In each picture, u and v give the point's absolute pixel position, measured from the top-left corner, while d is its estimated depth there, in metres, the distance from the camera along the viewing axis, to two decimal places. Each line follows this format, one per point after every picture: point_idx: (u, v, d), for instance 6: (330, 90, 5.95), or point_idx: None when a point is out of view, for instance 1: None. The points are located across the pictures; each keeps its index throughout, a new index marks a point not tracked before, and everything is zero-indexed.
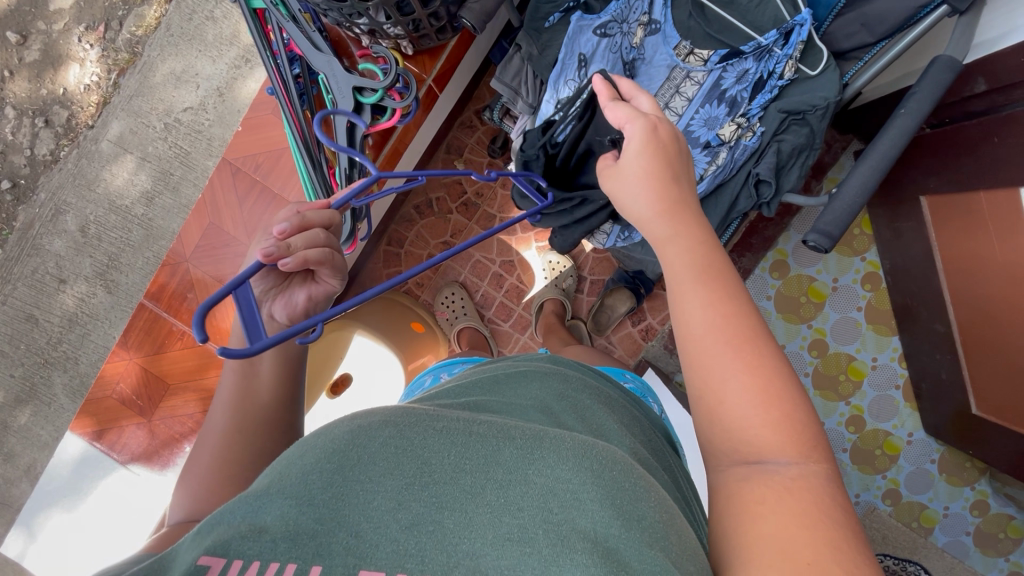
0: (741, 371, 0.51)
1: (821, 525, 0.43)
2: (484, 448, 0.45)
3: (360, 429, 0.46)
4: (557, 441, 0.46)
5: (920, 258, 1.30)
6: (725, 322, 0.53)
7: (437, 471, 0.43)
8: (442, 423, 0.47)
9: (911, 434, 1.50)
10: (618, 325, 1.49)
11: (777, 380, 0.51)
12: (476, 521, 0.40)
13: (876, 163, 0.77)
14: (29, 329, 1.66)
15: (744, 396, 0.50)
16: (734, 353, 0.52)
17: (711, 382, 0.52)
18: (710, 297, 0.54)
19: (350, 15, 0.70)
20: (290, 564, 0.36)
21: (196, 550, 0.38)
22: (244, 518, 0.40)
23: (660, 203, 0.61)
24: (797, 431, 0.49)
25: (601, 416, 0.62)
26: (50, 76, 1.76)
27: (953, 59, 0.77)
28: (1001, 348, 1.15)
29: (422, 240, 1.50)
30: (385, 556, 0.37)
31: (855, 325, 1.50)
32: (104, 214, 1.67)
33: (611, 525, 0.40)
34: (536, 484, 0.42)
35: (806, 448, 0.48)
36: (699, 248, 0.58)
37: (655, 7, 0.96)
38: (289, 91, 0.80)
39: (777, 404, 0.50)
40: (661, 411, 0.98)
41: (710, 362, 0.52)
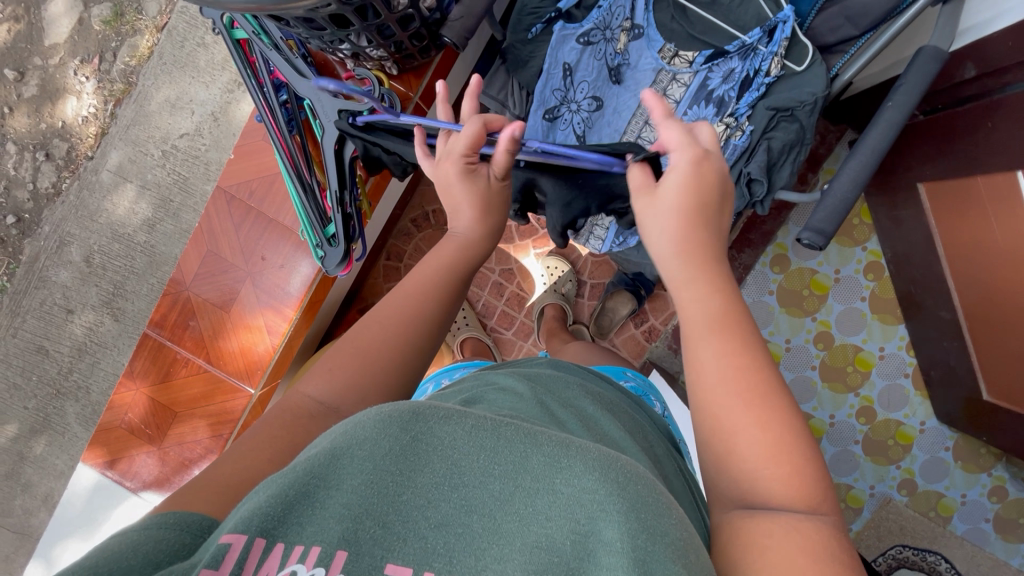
0: (751, 423, 0.53)
1: (828, 562, 0.44)
2: (512, 453, 0.43)
3: (390, 419, 0.45)
4: (587, 450, 0.43)
5: (921, 246, 1.29)
6: (738, 373, 0.55)
7: (468, 474, 0.42)
8: (470, 421, 0.45)
9: (923, 422, 1.48)
10: (621, 328, 1.49)
11: (784, 431, 0.52)
12: (504, 528, 0.40)
13: (868, 157, 0.76)
14: (40, 360, 1.69)
15: (755, 447, 0.52)
16: (745, 406, 0.53)
17: (718, 425, 0.54)
18: (723, 347, 0.56)
19: (332, 42, 0.71)
20: (314, 548, 0.39)
21: (224, 528, 0.40)
22: (274, 490, 0.41)
23: (690, 245, 0.62)
24: (805, 481, 0.50)
25: (606, 423, 0.63)
26: (49, 110, 1.79)
27: (938, 50, 0.76)
28: (1008, 330, 1.14)
29: (421, 252, 1.50)
30: (413, 551, 0.39)
31: (859, 315, 1.48)
32: (107, 243, 1.69)
33: (638, 536, 0.38)
34: (563, 495, 0.41)
35: (814, 501, 0.50)
36: (714, 296, 0.60)
37: (637, 11, 0.96)
38: (276, 117, 0.82)
39: (786, 456, 0.51)
40: (663, 410, 0.98)
41: (719, 411, 0.54)
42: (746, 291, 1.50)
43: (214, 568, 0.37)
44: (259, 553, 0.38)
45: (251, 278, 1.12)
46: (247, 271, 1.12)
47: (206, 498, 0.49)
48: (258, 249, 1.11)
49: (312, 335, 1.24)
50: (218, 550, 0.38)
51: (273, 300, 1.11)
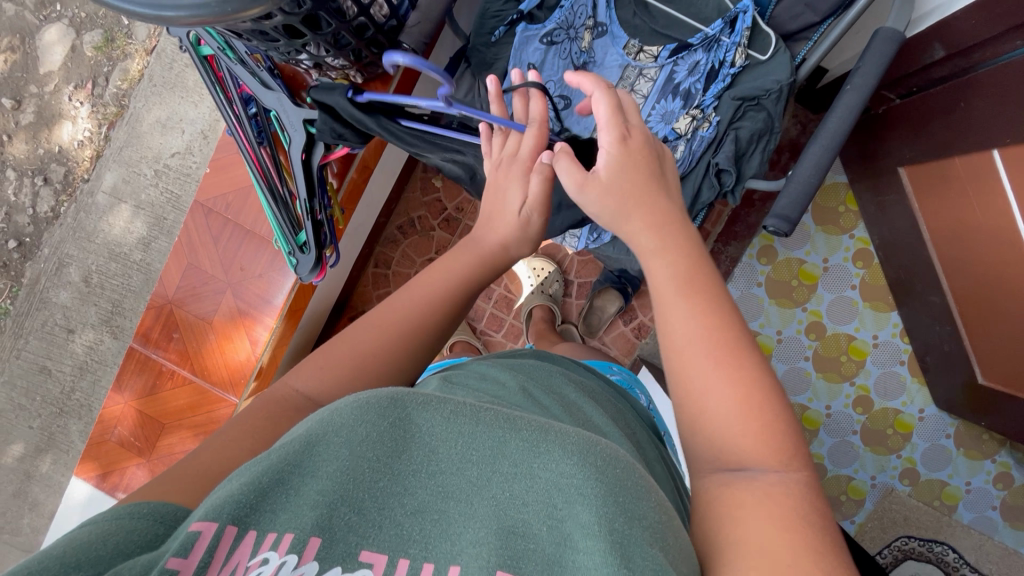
0: (722, 382, 0.52)
1: (799, 523, 0.44)
2: (490, 439, 0.43)
3: (367, 407, 0.44)
4: (563, 435, 0.44)
5: (907, 230, 1.27)
6: (707, 334, 0.55)
7: (446, 461, 0.42)
8: (449, 408, 0.45)
9: (923, 410, 1.46)
10: (610, 326, 1.49)
11: (754, 390, 0.52)
12: (480, 513, 0.40)
13: (829, 141, 0.76)
14: (43, 380, 1.72)
15: (728, 406, 0.51)
16: (715, 364, 0.53)
17: (689, 386, 0.54)
18: (693, 309, 0.56)
19: (291, 52, 0.72)
20: (286, 535, 0.38)
21: (194, 515, 0.39)
22: (246, 479, 0.40)
23: (651, 218, 0.63)
24: (776, 440, 0.50)
25: (589, 411, 0.62)
26: (46, 135, 1.84)
27: (894, 31, 0.75)
28: (999, 310, 1.12)
29: (408, 259, 1.52)
30: (388, 538, 0.39)
31: (850, 304, 1.47)
32: (104, 263, 1.72)
33: (615, 520, 0.38)
34: (540, 479, 0.41)
35: (786, 457, 0.49)
36: (682, 262, 0.60)
37: (599, 10, 0.97)
38: (245, 130, 0.84)
39: (756, 414, 0.51)
40: (649, 403, 0.98)
41: (690, 372, 0.54)
42: (734, 284, 1.50)
43: (182, 558, 0.36)
44: (230, 542, 0.37)
45: (231, 289, 1.14)
46: (227, 283, 1.14)
47: (182, 489, 0.47)
48: (237, 261, 1.14)
49: (297, 343, 1.26)
50: (187, 538, 0.37)
51: (254, 309, 1.13)
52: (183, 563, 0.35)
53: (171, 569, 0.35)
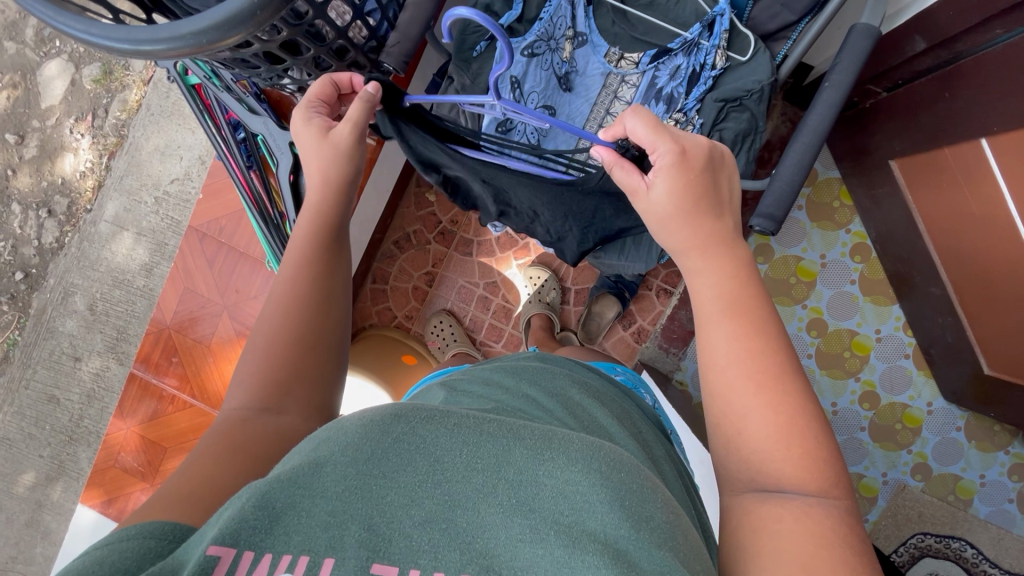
0: (762, 406, 0.52)
1: (837, 546, 0.45)
2: (495, 447, 0.43)
3: (372, 424, 0.45)
4: (567, 442, 0.44)
5: (902, 223, 1.27)
6: (749, 356, 0.53)
7: (452, 469, 0.42)
8: (452, 420, 0.45)
9: (931, 403, 1.44)
10: (609, 331, 1.48)
11: (798, 416, 0.51)
12: (488, 521, 0.40)
13: (809, 138, 0.76)
14: (52, 410, 1.75)
15: (766, 429, 0.51)
16: (755, 388, 0.52)
17: (726, 405, 0.53)
18: (736, 330, 0.55)
19: (274, 77, 0.73)
20: (302, 557, 0.36)
21: (207, 538, 0.38)
22: (255, 503, 0.39)
23: (693, 238, 0.60)
24: (818, 466, 0.50)
25: (594, 410, 0.61)
26: (49, 168, 1.87)
27: (870, 27, 0.75)
28: (1000, 300, 1.11)
29: (406, 273, 1.53)
30: (399, 550, 0.37)
31: (851, 299, 1.45)
32: (109, 290, 1.75)
33: (621, 526, 0.39)
34: (547, 485, 0.41)
35: (826, 483, 0.49)
36: (729, 280, 0.57)
37: (579, 19, 0.98)
38: (234, 153, 0.88)
39: (797, 438, 0.50)
40: (655, 403, 0.97)
41: (730, 392, 0.53)
42: None
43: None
44: (248, 565, 0.36)
45: (227, 311, 1.16)
46: (223, 305, 1.16)
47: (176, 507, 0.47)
48: (232, 283, 1.16)
49: None
50: (204, 565, 0.35)
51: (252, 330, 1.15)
52: None
53: None
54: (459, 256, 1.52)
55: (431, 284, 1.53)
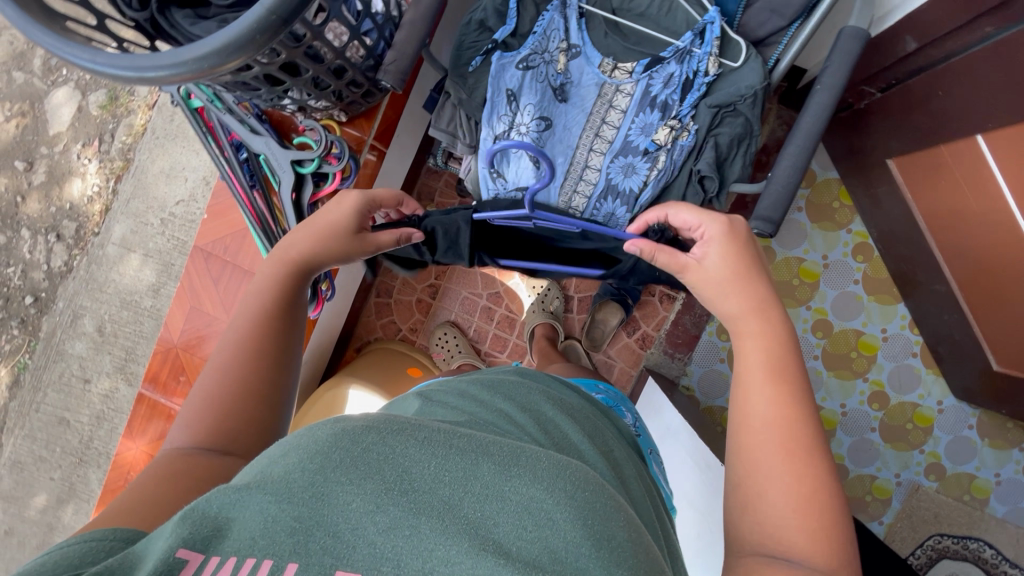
0: (785, 473, 0.52)
1: None
2: (463, 461, 0.44)
3: (343, 434, 0.45)
4: (534, 460, 0.45)
5: (902, 221, 1.27)
6: (784, 423, 0.54)
7: (419, 481, 0.42)
8: (423, 433, 0.46)
9: (941, 402, 1.42)
10: (613, 338, 1.48)
11: (822, 493, 0.51)
12: (452, 531, 0.39)
13: (803, 140, 0.77)
14: (62, 432, 1.76)
15: (786, 497, 0.51)
16: (785, 457, 0.53)
17: (753, 467, 0.53)
18: (776, 396, 0.56)
19: (275, 99, 0.75)
20: (266, 560, 0.36)
21: (170, 540, 0.38)
22: (222, 510, 0.40)
23: (750, 303, 0.63)
24: (832, 546, 0.49)
25: (566, 429, 0.61)
26: (57, 193, 1.90)
27: (858, 29, 0.76)
28: (1005, 295, 1.10)
29: (409, 286, 1.54)
30: (362, 557, 0.37)
31: (855, 299, 1.45)
32: (117, 311, 1.77)
33: (580, 544, 0.40)
34: (512, 501, 0.42)
35: (834, 561, 0.49)
36: (775, 347, 0.59)
37: (572, 32, 0.97)
38: (235, 174, 0.89)
39: (816, 515, 0.50)
40: (636, 421, 0.96)
41: (758, 457, 0.54)
42: None
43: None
44: (213, 569, 0.36)
45: None
46: None
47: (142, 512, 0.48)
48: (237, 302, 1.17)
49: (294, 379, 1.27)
50: (170, 566, 0.36)
51: None
52: None
53: None
54: (461, 268, 1.53)
55: (434, 296, 1.53)
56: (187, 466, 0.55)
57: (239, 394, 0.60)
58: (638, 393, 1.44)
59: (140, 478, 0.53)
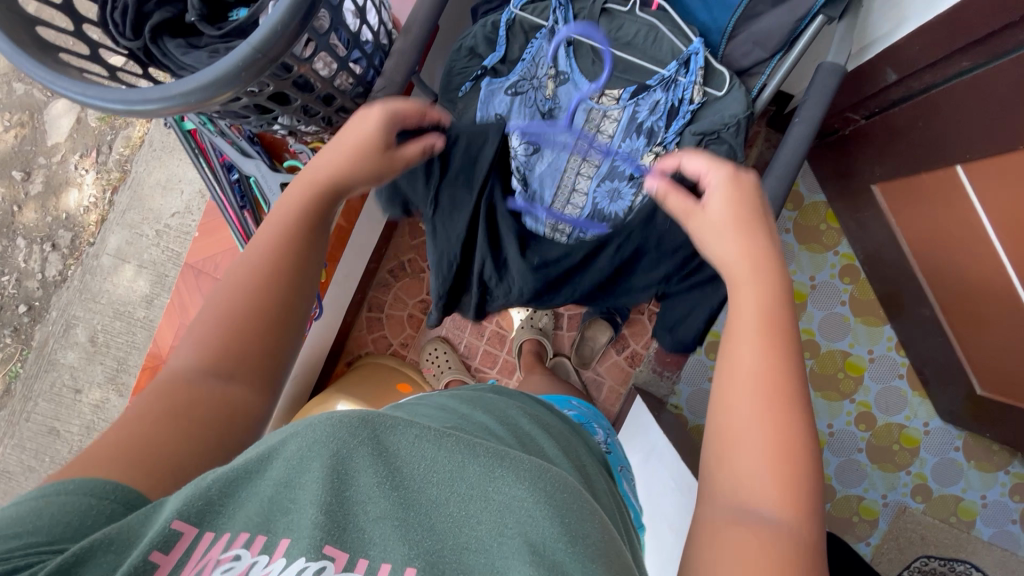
0: (762, 417, 0.52)
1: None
2: (450, 459, 0.45)
3: (339, 423, 0.47)
4: (517, 460, 0.46)
5: (887, 245, 1.29)
6: (770, 371, 0.54)
7: (409, 478, 0.44)
8: (416, 431, 0.47)
9: (927, 423, 1.43)
10: (602, 356, 1.49)
11: (796, 448, 0.50)
12: (436, 526, 0.42)
13: (782, 172, 0.78)
14: (52, 442, 1.76)
15: (760, 448, 0.50)
16: (766, 401, 0.52)
17: (732, 431, 0.52)
18: (764, 349, 0.55)
19: (266, 124, 0.76)
20: (259, 537, 0.40)
21: (171, 507, 0.42)
22: (219, 483, 0.43)
23: (748, 251, 0.62)
24: (797, 493, 0.48)
25: (542, 442, 0.62)
26: (53, 203, 1.91)
27: (835, 65, 0.78)
28: (986, 321, 1.12)
29: (401, 301, 1.55)
30: (350, 540, 0.40)
31: (842, 320, 1.46)
32: (110, 322, 1.78)
33: (557, 538, 0.40)
34: (495, 500, 0.43)
35: (799, 510, 0.48)
36: (768, 295, 0.59)
37: (561, 59, 0.98)
38: (227, 194, 0.91)
39: (785, 462, 0.50)
40: (608, 437, 0.97)
41: (733, 404, 0.53)
42: None
43: (164, 553, 0.39)
44: (207, 544, 0.40)
45: None
46: None
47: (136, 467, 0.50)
48: None
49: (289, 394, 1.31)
50: (167, 537, 0.40)
51: None
52: (163, 559, 0.39)
53: (151, 563, 0.39)
54: None
55: (426, 311, 1.54)
56: (191, 399, 0.56)
57: (255, 325, 0.61)
58: (626, 411, 1.45)
59: (141, 404, 0.56)
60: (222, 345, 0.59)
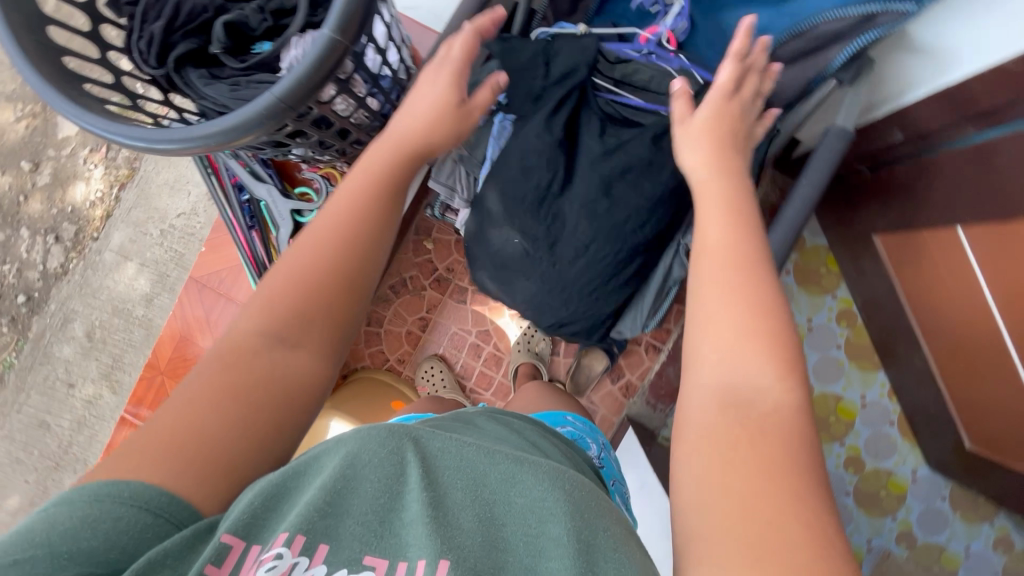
0: (739, 307, 0.56)
1: (783, 485, 0.46)
2: (477, 466, 0.52)
3: (371, 438, 0.52)
4: (538, 465, 0.53)
5: (885, 294, 1.30)
6: (741, 257, 0.60)
7: (439, 484, 0.50)
8: (438, 444, 0.53)
9: (915, 471, 1.45)
10: (597, 385, 1.50)
11: (776, 334, 0.55)
12: (466, 527, 0.48)
13: (785, 231, 0.79)
14: (41, 435, 1.76)
15: (732, 325, 0.56)
16: (732, 274, 0.59)
17: (706, 302, 0.58)
18: (727, 228, 0.62)
19: (283, 152, 0.78)
20: (298, 537, 0.45)
21: (224, 526, 0.46)
22: (256, 496, 0.48)
23: (713, 161, 0.69)
24: (781, 353, 0.54)
25: (548, 451, 0.68)
26: (60, 195, 1.91)
27: (843, 129, 0.80)
28: (978, 379, 1.13)
29: (400, 317, 1.55)
30: (390, 544, 0.46)
31: (836, 364, 1.47)
32: (108, 318, 1.78)
33: (580, 531, 0.48)
34: (518, 503, 0.50)
35: (786, 381, 0.53)
36: (735, 193, 0.66)
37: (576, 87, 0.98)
38: (234, 214, 0.92)
39: (759, 334, 0.55)
40: (601, 452, 0.95)
41: (708, 285, 0.59)
42: None
43: (216, 567, 0.44)
44: (253, 555, 0.45)
45: None
46: None
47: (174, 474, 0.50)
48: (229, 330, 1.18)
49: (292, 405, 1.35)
50: (219, 552, 0.44)
51: None
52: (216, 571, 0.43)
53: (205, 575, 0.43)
54: (453, 303, 1.55)
55: (424, 329, 1.55)
56: (255, 379, 0.58)
57: (325, 293, 0.62)
58: (617, 442, 1.45)
59: (205, 377, 0.57)
60: (293, 309, 0.61)
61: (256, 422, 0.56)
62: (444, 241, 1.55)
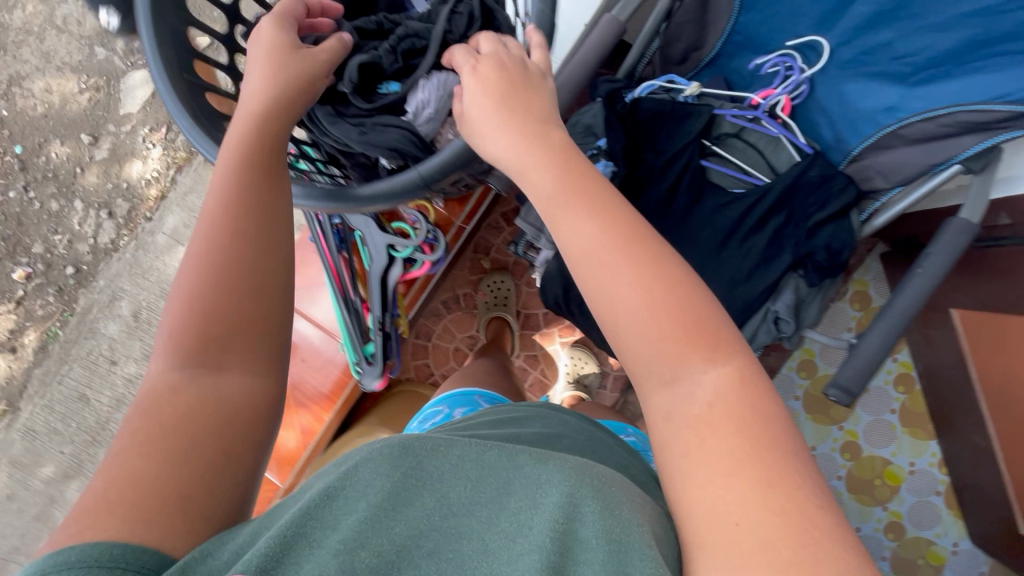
0: (629, 277, 0.51)
1: (772, 466, 0.43)
2: (501, 472, 0.48)
3: (381, 458, 0.47)
4: (562, 461, 0.48)
5: (952, 366, 1.28)
6: (615, 241, 0.52)
7: (457, 503, 0.45)
8: (457, 451, 0.49)
9: (956, 544, 1.39)
10: (642, 423, 1.49)
11: (674, 301, 0.50)
12: (489, 543, 0.42)
13: (894, 320, 0.76)
14: (80, 408, 1.78)
15: (633, 308, 0.50)
16: (616, 257, 0.52)
17: (602, 300, 0.52)
18: (590, 219, 0.53)
19: None
20: None
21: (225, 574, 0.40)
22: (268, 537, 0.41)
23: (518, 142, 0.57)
24: (699, 331, 0.49)
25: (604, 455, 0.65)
26: (116, 171, 1.92)
27: (968, 223, 0.77)
28: None
29: (449, 334, 1.55)
30: None
31: (888, 428, 1.45)
32: (155, 300, 1.80)
33: (613, 531, 0.42)
34: (543, 504, 0.44)
35: (714, 350, 0.49)
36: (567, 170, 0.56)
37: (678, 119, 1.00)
38: (325, 240, 0.92)
39: (665, 312, 0.50)
40: None
41: (603, 274, 0.52)
42: None
43: None
44: None
45: None
46: None
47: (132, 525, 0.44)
48: None
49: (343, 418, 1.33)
50: None
51: None
52: None
53: None
54: None
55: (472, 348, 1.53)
56: (181, 415, 0.50)
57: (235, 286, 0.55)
58: None
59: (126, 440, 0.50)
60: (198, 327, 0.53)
61: (193, 475, 0.47)
62: (502, 261, 1.54)
